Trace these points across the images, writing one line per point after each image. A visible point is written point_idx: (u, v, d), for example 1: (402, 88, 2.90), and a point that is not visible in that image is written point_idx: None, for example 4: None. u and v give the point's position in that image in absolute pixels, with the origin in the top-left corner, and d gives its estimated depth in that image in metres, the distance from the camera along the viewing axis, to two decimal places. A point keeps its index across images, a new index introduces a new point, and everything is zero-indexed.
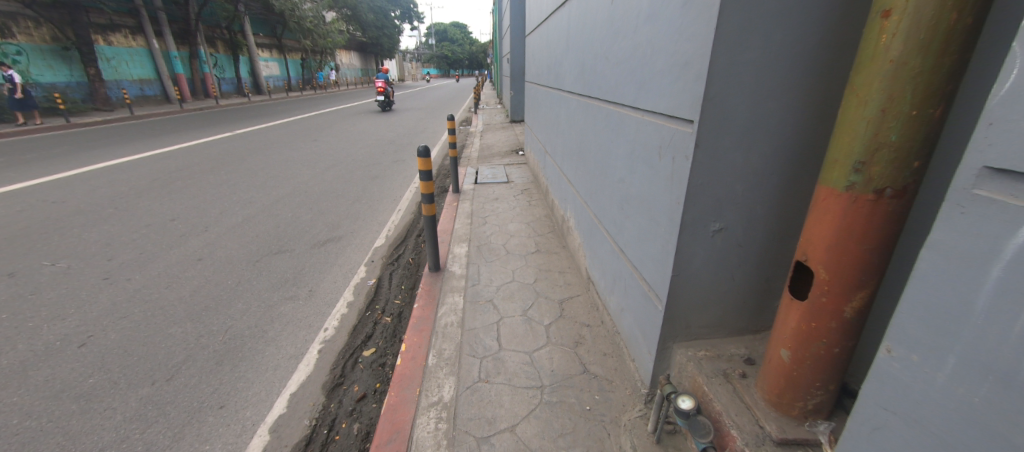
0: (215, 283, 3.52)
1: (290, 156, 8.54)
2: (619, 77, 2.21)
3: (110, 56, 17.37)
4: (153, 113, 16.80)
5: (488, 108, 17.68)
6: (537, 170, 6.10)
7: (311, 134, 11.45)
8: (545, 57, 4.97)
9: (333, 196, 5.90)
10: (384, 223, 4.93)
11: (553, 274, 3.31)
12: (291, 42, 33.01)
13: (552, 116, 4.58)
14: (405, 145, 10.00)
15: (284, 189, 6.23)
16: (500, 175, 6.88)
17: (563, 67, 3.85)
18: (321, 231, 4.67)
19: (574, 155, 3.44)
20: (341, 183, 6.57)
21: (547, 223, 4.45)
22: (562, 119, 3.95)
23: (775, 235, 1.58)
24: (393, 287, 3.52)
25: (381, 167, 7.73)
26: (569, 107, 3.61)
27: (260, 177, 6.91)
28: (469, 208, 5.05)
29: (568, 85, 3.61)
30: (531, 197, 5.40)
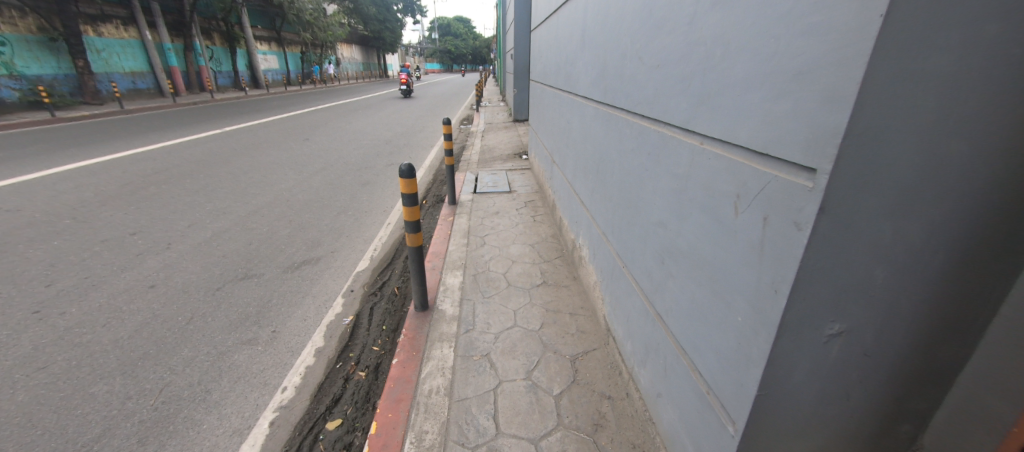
0: (162, 320, 3.00)
1: (277, 158, 7.99)
2: (660, 86, 1.65)
3: (101, 48, 16.88)
4: (144, 107, 16.31)
5: (491, 106, 17.10)
6: (542, 180, 5.56)
7: (303, 133, 10.91)
8: (554, 56, 4.41)
9: (316, 207, 5.36)
10: (370, 241, 4.39)
11: (564, 319, 2.76)
12: (291, 35, 32.42)
13: (561, 124, 4.01)
14: (401, 146, 9.43)
15: (265, 197, 5.71)
16: (502, 183, 6.32)
17: (576, 69, 3.29)
18: (298, 250, 4.13)
19: (589, 175, 2.88)
20: (327, 190, 6.04)
21: (554, 246, 3.89)
22: (575, 130, 3.39)
23: (919, 341, 1.02)
24: (372, 328, 2.97)
25: (373, 172, 7.18)
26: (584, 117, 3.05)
27: (241, 182, 6.38)
28: (467, 224, 4.50)
29: (583, 90, 3.05)
30: (536, 211, 4.84)
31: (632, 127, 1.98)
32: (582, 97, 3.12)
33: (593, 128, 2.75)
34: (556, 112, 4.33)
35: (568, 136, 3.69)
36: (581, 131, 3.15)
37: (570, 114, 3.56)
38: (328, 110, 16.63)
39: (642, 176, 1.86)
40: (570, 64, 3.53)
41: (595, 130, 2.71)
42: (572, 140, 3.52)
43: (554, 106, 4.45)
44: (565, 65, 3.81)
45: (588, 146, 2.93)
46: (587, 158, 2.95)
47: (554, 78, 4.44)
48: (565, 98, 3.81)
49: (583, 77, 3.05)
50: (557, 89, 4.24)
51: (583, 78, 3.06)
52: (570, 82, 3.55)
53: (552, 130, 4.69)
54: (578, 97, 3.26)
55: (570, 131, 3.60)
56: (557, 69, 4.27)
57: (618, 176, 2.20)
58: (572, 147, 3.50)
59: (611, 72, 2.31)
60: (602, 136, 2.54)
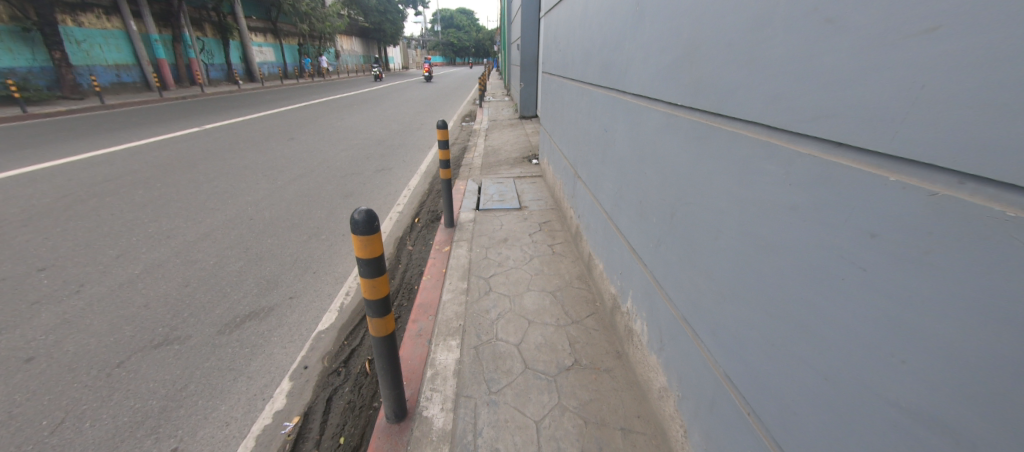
0: (16, 427, 2.04)
1: (252, 163, 6.97)
2: (950, 85, 0.68)
3: (81, 39, 16.07)
4: (126, 102, 15.39)
5: (495, 101, 16.03)
6: (559, 196, 4.56)
7: (289, 131, 9.89)
8: (580, 43, 3.41)
9: (283, 229, 4.37)
10: (342, 280, 3.42)
11: (614, 444, 1.79)
12: (288, 27, 31.35)
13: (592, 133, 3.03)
14: (396, 148, 8.40)
15: (224, 214, 4.75)
16: (509, 196, 5.30)
17: (624, 58, 2.31)
18: (245, 297, 3.16)
19: (654, 217, 1.90)
20: (302, 205, 5.07)
21: (583, 297, 2.89)
22: (621, 144, 2.39)
23: None
24: (324, 442, 2.01)
25: (359, 179, 6.19)
26: (641, 127, 2.06)
27: (201, 194, 5.40)
28: (467, 259, 3.50)
29: (641, 89, 2.07)
30: (553, 239, 3.85)
31: (800, 163, 1.00)
32: (637, 98, 2.14)
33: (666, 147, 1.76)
34: (583, 116, 3.35)
35: (606, 151, 2.71)
36: (633, 149, 2.17)
37: (612, 122, 2.58)
38: (322, 105, 15.57)
39: (846, 272, 0.87)
40: (611, 52, 2.56)
41: (669, 153, 1.72)
42: (614, 158, 2.53)
43: (580, 108, 3.46)
44: (600, 55, 2.84)
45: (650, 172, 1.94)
46: (649, 190, 1.97)
47: (580, 72, 3.46)
48: (600, 97, 2.83)
49: (640, 69, 2.07)
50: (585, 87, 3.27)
51: (639, 71, 2.08)
52: (611, 78, 2.57)
53: (575, 139, 3.70)
54: (629, 99, 2.27)
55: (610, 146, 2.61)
56: (584, 62, 3.30)
57: (743, 247, 1.22)
58: (615, 167, 2.51)
59: (721, 57, 1.32)
60: (687, 164, 1.55)
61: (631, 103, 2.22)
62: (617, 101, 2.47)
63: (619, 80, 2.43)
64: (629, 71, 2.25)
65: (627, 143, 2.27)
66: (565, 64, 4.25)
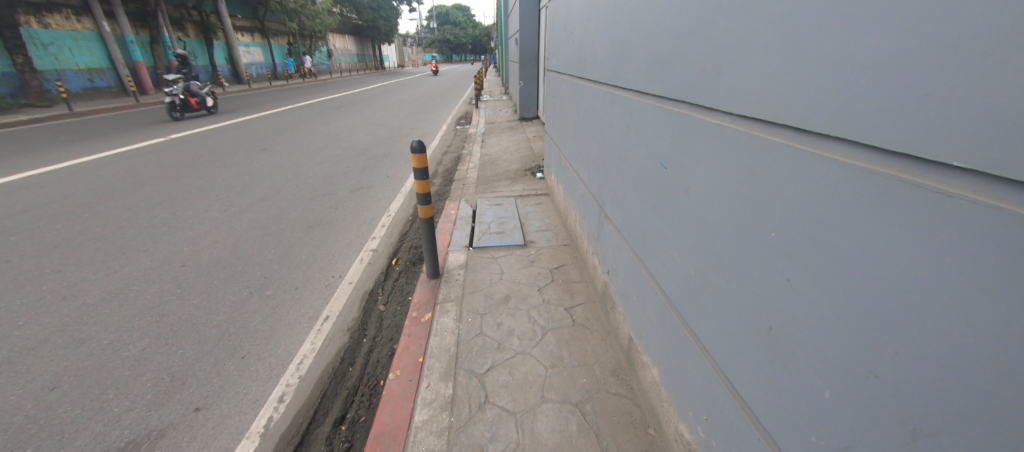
0: None
1: (210, 182, 5.98)
2: None
3: (48, 42, 15.12)
4: (97, 108, 14.45)
5: (492, 101, 15.02)
6: (576, 229, 3.56)
7: (264, 139, 8.91)
8: (609, 33, 2.40)
9: (218, 282, 3.39)
10: (278, 373, 2.45)
11: None
12: (277, 26, 30.31)
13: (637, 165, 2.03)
14: (380, 158, 7.40)
15: (150, 257, 3.79)
16: (510, 224, 4.29)
17: (722, 54, 1.31)
18: (129, 408, 2.20)
19: (842, 389, 0.92)
20: (252, 241, 4.12)
21: (628, 417, 1.91)
22: (711, 202, 1.41)
23: None
24: None
25: (330, 202, 5.21)
26: (782, 191, 1.08)
27: (133, 228, 4.44)
28: (456, 338, 2.50)
29: (783, 113, 1.07)
30: (572, 299, 2.85)
31: None
32: (767, 128, 1.14)
33: (905, 261, 0.76)
34: (616, 136, 2.35)
35: (667, 201, 1.71)
36: (758, 223, 1.17)
37: (682, 159, 1.57)
38: (308, 107, 14.56)
39: None
40: (680, 44, 1.56)
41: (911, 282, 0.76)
42: (693, 219, 1.52)
43: (609, 125, 2.46)
44: (649, 49, 1.84)
45: (830, 290, 0.94)
46: (818, 322, 0.98)
47: (608, 75, 2.46)
48: (653, 114, 1.83)
49: (781, 74, 1.07)
50: (618, 99, 2.28)
51: (778, 76, 1.08)
52: (680, 87, 1.57)
53: (601, 166, 2.70)
54: (737, 128, 1.26)
55: (679, 197, 1.61)
56: (616, 61, 2.30)
57: None
58: (693, 236, 1.53)
59: None
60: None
61: (748, 133, 1.22)
62: (695, 126, 1.48)
63: (702, 91, 1.43)
64: (733, 79, 1.26)
65: (733, 208, 1.28)
66: (582, 60, 3.22)
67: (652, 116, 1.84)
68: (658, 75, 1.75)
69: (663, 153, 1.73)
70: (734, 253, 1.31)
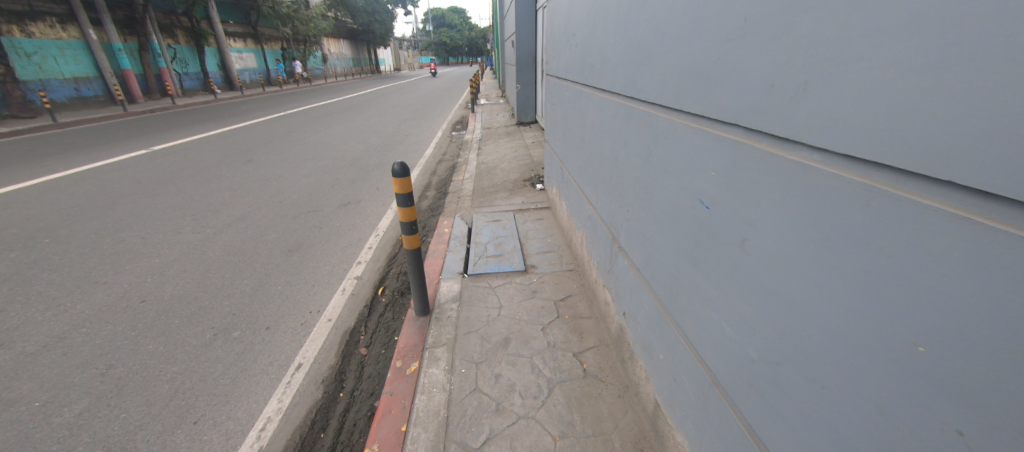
0: None
1: (187, 199, 5.61)
2: None
3: (32, 51, 14.78)
4: (82, 118, 14.10)
5: (490, 105, 14.68)
6: (583, 254, 3.18)
7: (250, 150, 8.53)
8: (625, 35, 2.01)
9: (179, 322, 3.00)
10: (237, 444, 2.07)
11: None
12: (270, 32, 29.97)
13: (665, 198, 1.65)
14: (371, 169, 7.02)
15: (108, 291, 3.43)
16: (509, 245, 3.91)
17: (810, 65, 0.93)
18: None
19: None
20: (225, 269, 3.75)
21: None
22: (786, 269, 1.03)
23: None
24: None
25: (315, 220, 4.84)
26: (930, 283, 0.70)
27: (96, 255, 4.08)
28: (446, 398, 2.11)
29: (938, 162, 0.69)
30: (581, 342, 2.47)
31: None
32: (899, 181, 0.76)
33: None
34: (634, 158, 1.96)
35: (712, 251, 1.33)
36: (883, 321, 0.79)
37: (738, 200, 1.19)
38: (299, 114, 14.18)
39: None
40: (737, 49, 1.16)
41: None
42: (755, 285, 1.15)
43: (625, 144, 2.07)
44: (685, 56, 1.45)
45: None
46: None
47: (624, 85, 2.07)
48: (690, 138, 1.44)
49: (933, 103, 0.69)
50: (638, 115, 1.89)
51: (929, 105, 0.69)
52: (735, 107, 1.18)
53: (613, 190, 2.31)
54: (837, 171, 0.88)
55: (732, 250, 1.23)
56: (634, 69, 1.92)
57: None
58: (755, 307, 1.15)
59: None
60: None
61: (858, 182, 0.83)
62: (758, 161, 1.10)
63: (775, 115, 1.04)
64: (832, 106, 0.88)
65: (828, 288, 0.90)
66: (587, 67, 2.84)
67: (688, 141, 1.45)
68: (700, 90, 1.36)
69: (706, 189, 1.35)
70: (824, 344, 0.93)
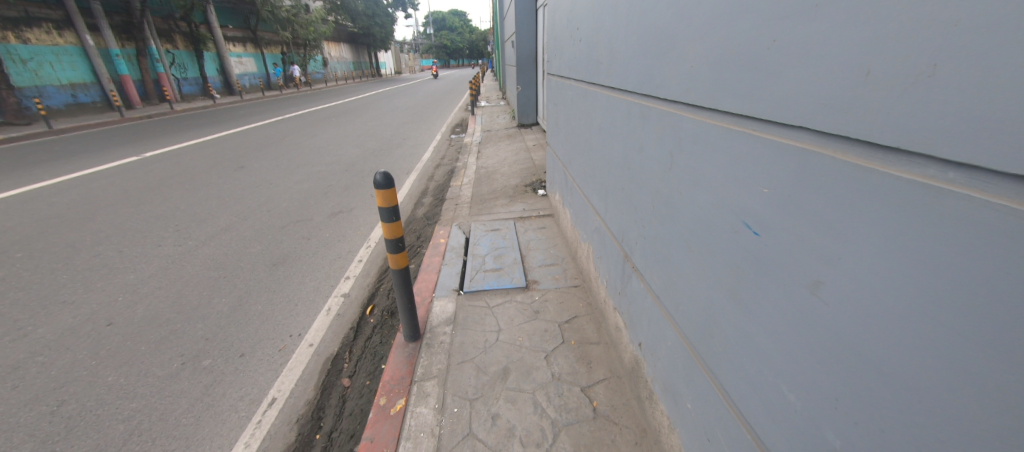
0: None
1: (172, 209, 5.36)
2: None
3: (27, 57, 14.64)
4: (78, 125, 13.93)
5: (491, 107, 14.43)
6: (590, 269, 2.89)
7: (243, 155, 8.29)
8: (641, 23, 1.72)
9: (146, 348, 2.73)
10: None
11: None
12: (270, 36, 29.88)
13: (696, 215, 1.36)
14: (366, 175, 6.76)
15: (75, 312, 3.17)
16: (509, 257, 3.62)
17: (932, 45, 0.64)
18: None
19: None
20: (203, 286, 3.48)
21: None
22: (886, 332, 0.74)
23: None
24: None
25: (304, 230, 4.58)
26: None
27: (68, 271, 3.82)
28: (435, 446, 1.83)
29: None
30: (590, 373, 2.18)
31: None
32: None
33: None
34: (652, 166, 1.68)
35: (766, 290, 1.04)
36: None
37: (807, 227, 0.90)
38: (297, 118, 13.97)
39: None
40: (807, 28, 0.88)
41: None
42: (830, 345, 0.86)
43: (641, 150, 1.79)
44: (725, 42, 1.17)
45: None
46: None
47: (639, 81, 1.79)
48: (732, 145, 1.15)
49: None
50: (657, 115, 1.61)
51: None
52: (805, 105, 0.89)
53: (625, 202, 2.02)
54: (992, 201, 0.58)
55: (797, 292, 0.94)
56: (653, 62, 1.63)
57: None
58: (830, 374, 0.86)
59: None
60: None
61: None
62: (837, 178, 0.82)
63: (875, 115, 0.75)
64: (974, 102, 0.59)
65: (964, 372, 0.62)
66: (594, 63, 2.56)
67: (730, 148, 1.16)
68: (750, 82, 1.08)
69: (755, 209, 1.07)
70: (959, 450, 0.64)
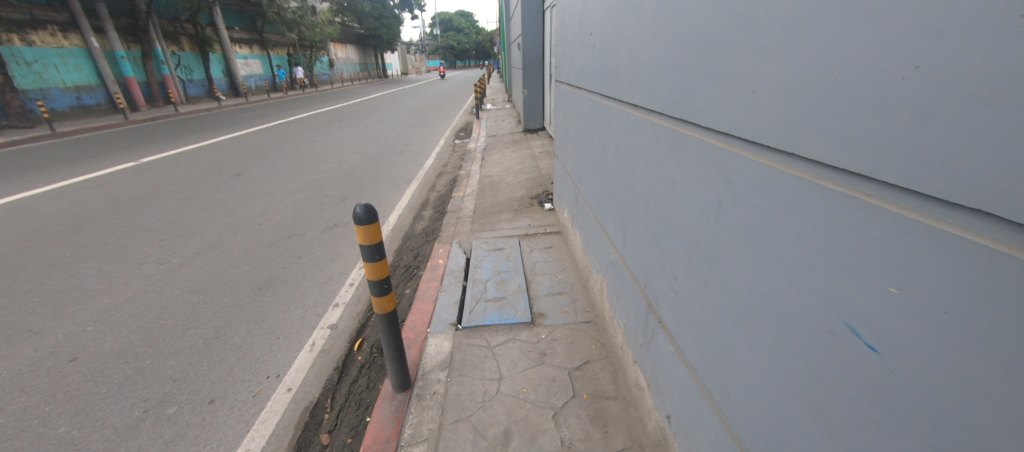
0: None
1: (161, 221, 5.11)
2: None
3: (32, 60, 14.61)
4: (81, 127, 13.84)
5: (496, 110, 14.14)
6: (604, 305, 2.57)
7: (241, 162, 8.07)
8: (676, 33, 1.40)
9: (107, 392, 2.45)
10: None
11: None
12: (277, 37, 29.85)
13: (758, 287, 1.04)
14: (365, 184, 6.49)
15: (38, 343, 2.91)
16: (513, 284, 3.31)
17: None
18: None
19: None
20: (180, 313, 3.21)
21: None
22: None
23: None
24: None
25: (295, 247, 4.31)
26: None
27: (40, 293, 3.57)
28: None
29: None
30: (606, 440, 1.86)
31: None
32: None
33: None
34: (691, 210, 1.35)
35: (881, 430, 0.72)
36: None
37: (965, 364, 0.57)
38: (301, 122, 13.75)
39: None
40: (972, 54, 0.55)
41: None
42: None
43: (674, 186, 1.46)
44: (812, 63, 0.83)
45: None
46: None
47: (673, 103, 1.45)
48: (820, 208, 0.82)
49: None
50: (700, 148, 1.28)
51: None
52: (972, 174, 0.56)
53: (652, 244, 1.70)
54: None
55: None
56: (694, 81, 1.30)
57: None
58: None
59: None
60: None
61: None
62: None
63: None
64: None
65: None
66: (611, 75, 2.23)
67: (817, 211, 0.83)
68: (855, 125, 0.74)
69: (863, 307, 0.74)
70: None
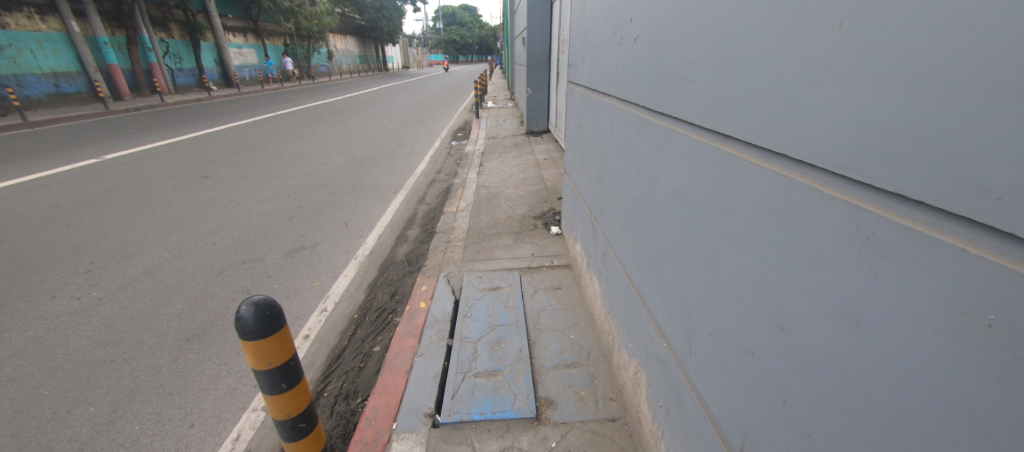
0: None
1: (99, 236, 4.35)
2: None
3: (7, 44, 13.76)
4: (56, 116, 13.00)
5: (498, 108, 13.38)
6: (641, 406, 1.82)
7: (213, 161, 7.30)
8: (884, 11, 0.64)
9: None
10: None
11: None
12: (273, 27, 28.90)
13: None
14: (346, 192, 5.74)
15: None
16: (512, 346, 2.55)
17: None
18: None
19: None
20: (76, 378, 2.46)
21: None
22: None
23: None
24: None
25: (248, 277, 3.56)
26: None
27: None
28: None
29: None
30: None
31: None
32: None
33: None
34: (939, 418, 0.58)
35: None
36: None
37: None
38: (289, 116, 12.91)
39: None
40: None
41: None
42: None
43: (864, 332, 0.69)
44: None
45: None
46: None
47: (875, 157, 0.67)
48: None
49: None
50: (995, 289, 0.51)
51: None
52: None
53: (773, 397, 0.94)
54: None
55: None
56: (967, 122, 0.54)
57: None
58: None
59: None
60: None
61: None
62: None
63: None
64: None
65: None
66: (675, 81, 1.43)
67: None
68: None
69: None
70: None
